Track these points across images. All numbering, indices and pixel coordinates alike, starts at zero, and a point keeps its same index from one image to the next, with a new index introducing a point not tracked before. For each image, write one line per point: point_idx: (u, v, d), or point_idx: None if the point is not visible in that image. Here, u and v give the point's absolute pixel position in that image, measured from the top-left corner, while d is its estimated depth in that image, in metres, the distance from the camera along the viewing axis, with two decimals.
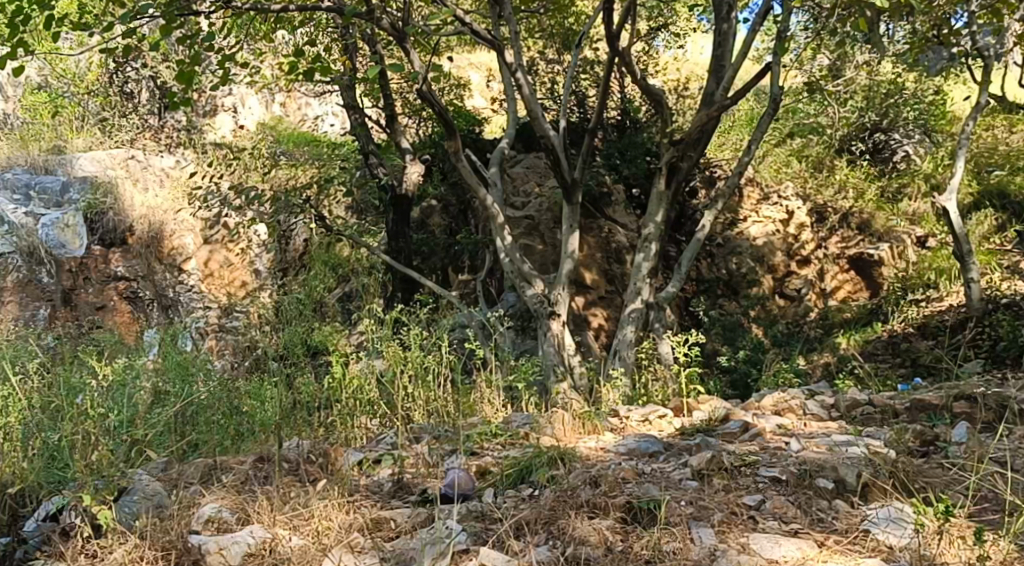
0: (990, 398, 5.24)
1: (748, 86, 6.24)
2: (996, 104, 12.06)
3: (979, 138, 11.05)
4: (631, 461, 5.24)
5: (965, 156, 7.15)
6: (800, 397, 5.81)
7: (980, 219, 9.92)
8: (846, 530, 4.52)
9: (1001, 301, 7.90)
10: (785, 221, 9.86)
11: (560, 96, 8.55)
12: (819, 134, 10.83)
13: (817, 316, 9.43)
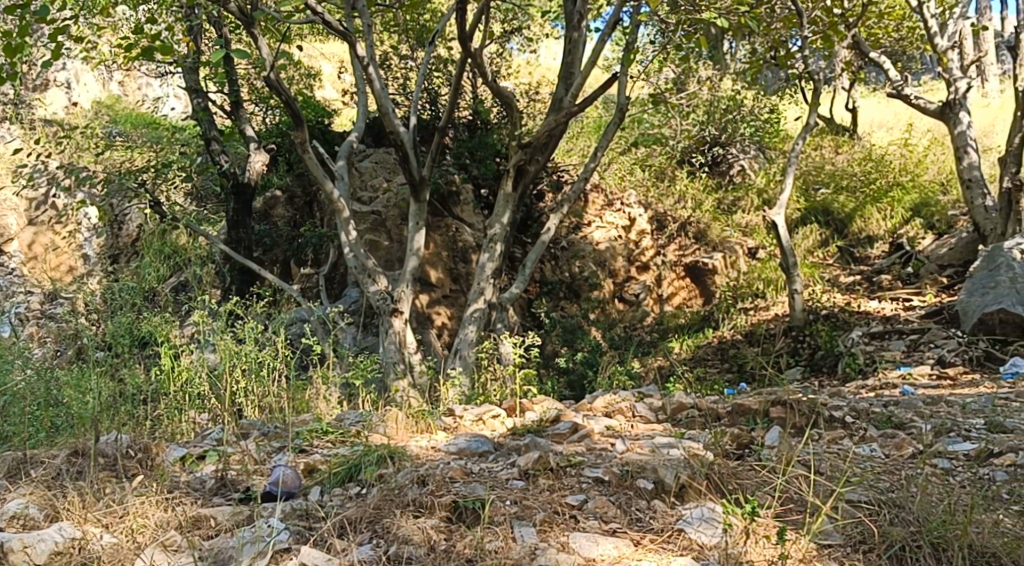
0: (802, 403, 5.52)
1: (595, 95, 6.31)
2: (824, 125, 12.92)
3: (809, 155, 11.43)
4: (460, 461, 5.21)
5: (794, 174, 7.08)
6: (630, 399, 5.92)
7: (806, 234, 10.38)
8: (661, 529, 4.65)
9: (820, 313, 8.01)
10: (626, 228, 9.94)
11: (411, 93, 8.49)
12: (662, 145, 11.34)
13: (652, 321, 9.57)
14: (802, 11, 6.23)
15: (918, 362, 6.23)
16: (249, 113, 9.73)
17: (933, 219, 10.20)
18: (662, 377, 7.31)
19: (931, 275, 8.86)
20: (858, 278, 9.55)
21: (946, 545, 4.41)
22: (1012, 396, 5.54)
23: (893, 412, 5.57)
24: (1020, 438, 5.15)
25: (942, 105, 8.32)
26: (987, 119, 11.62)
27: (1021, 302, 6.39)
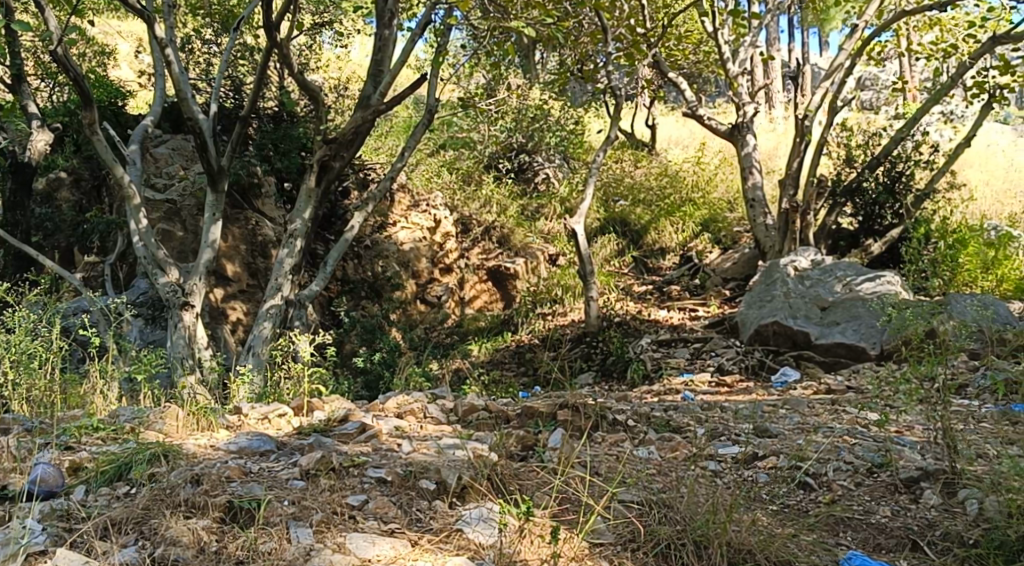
0: (589, 407, 5.68)
1: (403, 94, 6.35)
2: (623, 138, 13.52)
3: (609, 167, 11.76)
4: (239, 460, 5.02)
5: (594, 184, 6.82)
6: (422, 401, 5.91)
7: (604, 243, 10.64)
8: (440, 530, 4.63)
9: (613, 319, 7.88)
10: (432, 229, 9.94)
11: (214, 79, 8.22)
12: (469, 149, 11.46)
13: (453, 323, 9.70)
14: (606, 27, 6.45)
15: (697, 367, 6.37)
16: (33, 89, 9.24)
17: (719, 235, 10.67)
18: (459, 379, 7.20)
19: (716, 287, 9.32)
20: (650, 287, 9.84)
21: (708, 543, 4.61)
22: (778, 403, 5.87)
23: (672, 416, 5.80)
24: (783, 442, 5.46)
25: (731, 127, 8.42)
26: (769, 143, 12.28)
27: (791, 315, 6.70)
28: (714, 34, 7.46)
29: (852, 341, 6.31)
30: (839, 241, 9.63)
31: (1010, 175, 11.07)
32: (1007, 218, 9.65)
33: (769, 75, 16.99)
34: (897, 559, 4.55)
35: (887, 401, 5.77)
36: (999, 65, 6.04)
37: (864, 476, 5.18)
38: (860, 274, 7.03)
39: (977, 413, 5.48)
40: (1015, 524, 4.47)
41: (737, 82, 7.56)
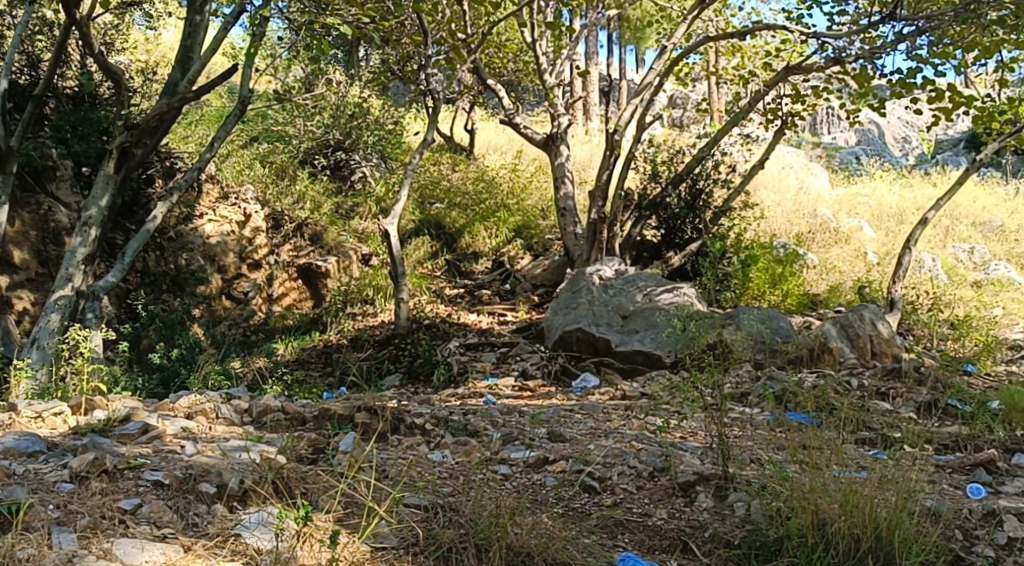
0: (386, 410, 5.66)
1: (211, 83, 6.13)
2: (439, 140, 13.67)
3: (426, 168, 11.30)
4: (2, 462, 4.76)
5: (410, 186, 6.69)
6: (215, 400, 5.79)
7: (419, 244, 9.96)
8: (216, 535, 4.45)
9: (423, 321, 7.62)
10: (240, 224, 9.76)
11: (4, 53, 7.83)
12: (284, 143, 11.28)
13: (260, 319, 9.35)
14: (427, 30, 6.46)
15: (501, 372, 6.49)
16: None
17: (531, 241, 10.35)
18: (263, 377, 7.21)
19: (525, 292, 8.71)
20: (462, 291, 9.09)
21: (488, 546, 4.64)
22: (575, 408, 6.01)
23: (470, 420, 5.84)
24: (574, 447, 5.59)
25: (546, 137, 8.15)
26: (582, 154, 12.42)
27: (594, 321, 6.76)
28: (533, 44, 7.52)
29: (650, 349, 6.43)
30: (641, 253, 8.94)
31: (799, 197, 10.93)
32: (793, 237, 9.59)
33: (585, 85, 17.17)
34: (667, 560, 4.77)
35: (674, 408, 5.99)
36: (793, 93, 6.40)
37: (646, 480, 5.40)
38: (658, 285, 7.21)
39: (755, 419, 5.77)
40: (774, 526, 4.75)
41: (553, 92, 7.69)
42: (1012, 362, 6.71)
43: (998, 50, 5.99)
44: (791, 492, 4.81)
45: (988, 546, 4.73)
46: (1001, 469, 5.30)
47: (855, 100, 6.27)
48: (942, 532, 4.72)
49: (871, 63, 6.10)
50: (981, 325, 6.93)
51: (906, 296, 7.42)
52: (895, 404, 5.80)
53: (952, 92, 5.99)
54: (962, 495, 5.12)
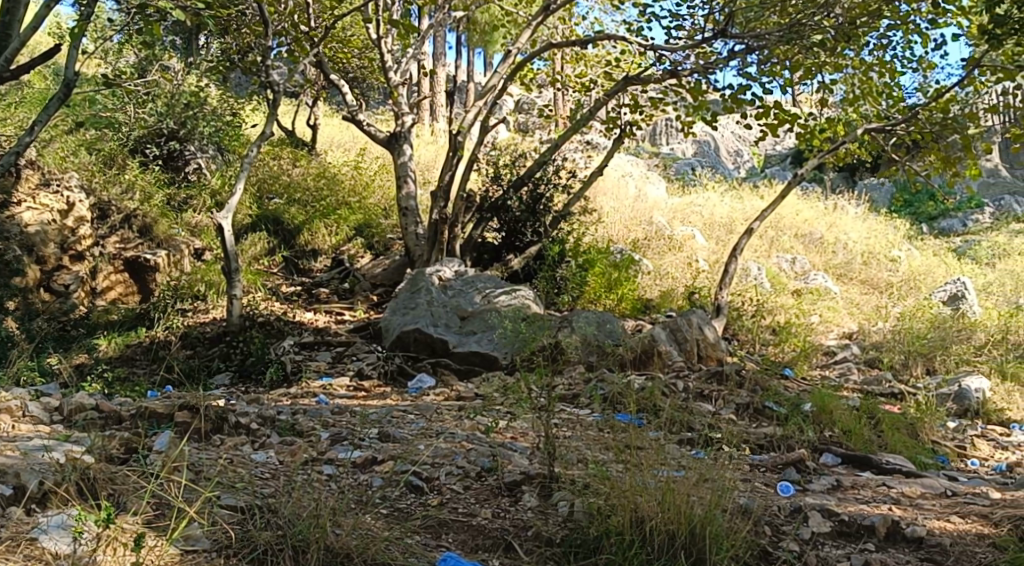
0: (210, 410, 5.50)
1: (31, 64, 5.68)
2: (280, 136, 13.31)
3: (265, 164, 11.02)
4: None
5: (246, 179, 6.60)
6: (22, 398, 5.48)
7: (254, 240, 9.43)
8: (9, 539, 4.15)
9: (258, 318, 7.40)
10: (63, 212, 9.06)
11: None
12: (114, 130, 10.76)
13: (82, 314, 8.64)
14: (268, 22, 6.31)
15: (336, 372, 6.44)
16: None
17: (372, 240, 10.11)
18: (80, 374, 6.84)
19: (363, 291, 8.59)
20: (299, 288, 8.91)
21: (305, 548, 4.47)
22: (408, 408, 5.98)
23: (298, 420, 5.73)
24: (403, 447, 5.53)
25: (389, 136, 8.09)
26: (427, 155, 12.25)
27: (433, 322, 6.75)
28: (377, 41, 7.65)
29: (487, 350, 6.49)
30: (483, 256, 8.45)
31: (636, 203, 10.65)
32: (628, 243, 9.36)
33: (432, 87, 17.07)
34: (489, 559, 4.74)
35: (505, 408, 6.05)
36: (632, 103, 6.54)
37: (473, 480, 5.40)
38: (497, 287, 7.26)
39: (584, 420, 5.84)
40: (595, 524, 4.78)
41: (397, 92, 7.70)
42: (827, 367, 7.03)
43: (820, 72, 6.33)
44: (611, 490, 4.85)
45: (794, 541, 4.91)
46: (810, 468, 5.57)
47: (690, 113, 6.47)
48: (752, 527, 4.86)
49: (704, 78, 6.31)
50: (799, 332, 7.23)
51: (733, 302, 7.64)
52: (717, 406, 6.03)
53: (778, 110, 6.27)
54: (773, 492, 5.32)
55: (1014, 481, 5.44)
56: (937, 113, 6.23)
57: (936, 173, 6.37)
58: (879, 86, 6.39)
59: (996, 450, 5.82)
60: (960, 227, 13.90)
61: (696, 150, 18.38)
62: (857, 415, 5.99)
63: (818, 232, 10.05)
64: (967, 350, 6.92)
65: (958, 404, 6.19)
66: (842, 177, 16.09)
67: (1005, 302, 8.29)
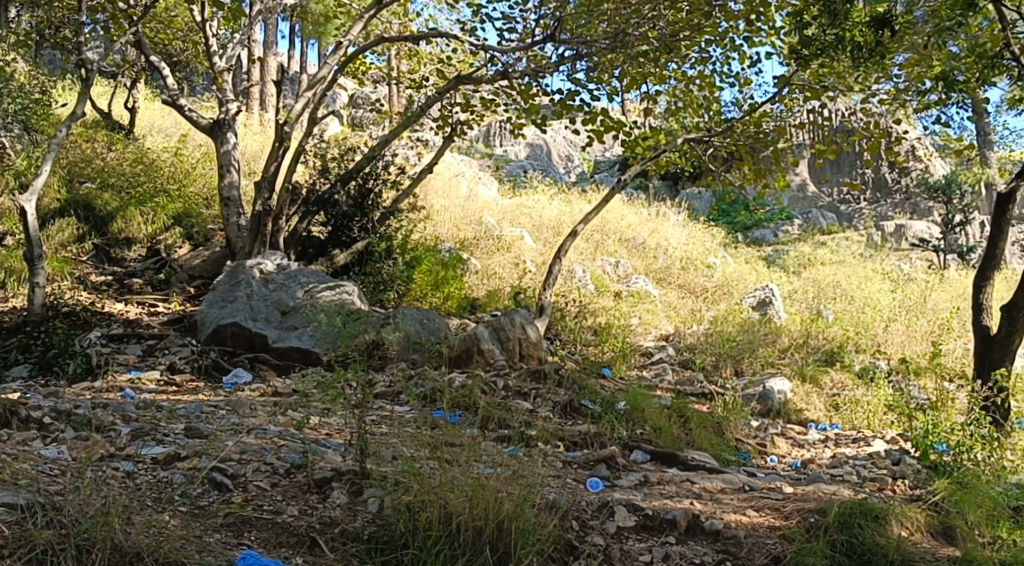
0: None
1: None
2: (94, 117, 12.57)
3: (78, 149, 10.44)
4: None
5: (53, 161, 6.40)
6: None
7: (61, 225, 8.89)
8: None
9: (61, 309, 7.03)
10: None
11: None
12: None
13: None
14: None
15: (146, 365, 6.23)
16: None
17: (192, 230, 9.82)
18: None
19: (179, 284, 8.34)
20: (110, 278, 8.47)
21: (89, 548, 4.04)
22: (219, 404, 5.81)
23: (96, 415, 5.44)
24: (210, 443, 5.32)
25: (212, 123, 7.88)
26: (252, 145, 11.92)
27: (251, 316, 6.58)
28: (202, 23, 7.60)
29: (307, 346, 6.41)
30: (306, 249, 8.29)
31: (466, 202, 10.69)
32: (456, 242, 9.36)
33: (261, 75, 16.63)
34: (291, 556, 4.54)
35: (317, 404, 5.96)
36: (463, 103, 6.60)
37: (281, 477, 5.20)
38: (320, 282, 7.16)
39: (400, 417, 5.79)
40: (403, 521, 4.66)
41: (221, 76, 7.70)
42: (643, 367, 7.29)
43: (644, 81, 6.53)
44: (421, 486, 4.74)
45: (599, 536, 4.98)
46: (620, 465, 5.71)
47: (520, 115, 6.54)
48: (559, 522, 4.90)
49: (534, 81, 6.39)
50: (619, 333, 7.45)
51: (557, 303, 7.78)
52: (536, 404, 6.12)
53: (604, 116, 6.41)
54: (582, 488, 5.39)
55: (806, 476, 5.76)
56: (751, 127, 6.57)
57: (748, 185, 6.65)
58: (698, 97, 6.64)
59: (794, 447, 6.19)
60: (772, 237, 14.64)
61: (530, 155, 18.78)
62: (667, 413, 6.20)
63: (641, 239, 10.42)
64: (772, 353, 7.38)
65: (762, 404, 6.54)
66: (666, 187, 16.77)
67: (809, 308, 8.82)
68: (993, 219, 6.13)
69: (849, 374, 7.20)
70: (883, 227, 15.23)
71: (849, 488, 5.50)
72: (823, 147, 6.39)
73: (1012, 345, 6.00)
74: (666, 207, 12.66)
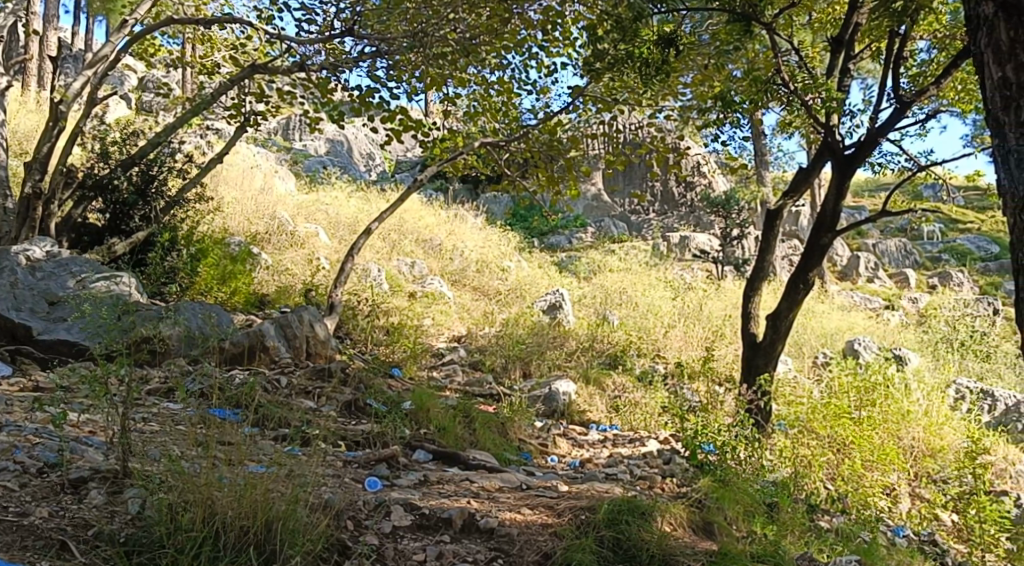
0: None
1: None
2: None
3: None
4: None
5: None
6: None
7: None
8: None
9: None
10: None
11: None
12: None
13: None
14: None
15: None
16: None
17: None
18: None
19: None
20: None
21: None
22: None
23: None
24: None
25: None
26: (24, 125, 11.17)
27: (13, 307, 6.16)
28: None
29: (76, 338, 6.10)
30: (81, 237, 7.82)
31: (259, 196, 10.44)
32: (246, 236, 9.10)
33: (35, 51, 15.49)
34: (35, 561, 4.18)
35: (74, 399, 5.65)
36: (257, 93, 6.53)
37: (32, 477, 4.81)
38: (95, 272, 6.82)
39: (173, 415, 5.54)
40: (163, 522, 4.35)
41: None
42: (434, 368, 7.36)
43: (446, 83, 6.58)
44: (185, 485, 4.46)
45: (373, 535, 4.87)
46: (400, 464, 5.67)
47: (316, 108, 6.49)
48: (331, 522, 4.73)
49: (332, 74, 6.35)
50: (411, 334, 7.47)
51: (348, 302, 7.72)
52: (318, 403, 6.03)
53: (403, 115, 6.41)
54: (360, 488, 5.27)
55: (582, 475, 5.93)
56: (546, 135, 6.93)
57: (543, 190, 7.14)
58: (496, 102, 6.87)
59: (574, 447, 6.41)
60: (565, 245, 15.34)
61: (328, 150, 18.68)
62: (452, 413, 6.25)
63: (438, 240, 10.51)
64: (559, 355, 7.65)
65: (547, 405, 6.75)
66: (466, 189, 17.37)
67: (595, 313, 9.10)
68: (765, 230, 6.55)
69: (630, 377, 7.50)
70: (669, 238, 15.76)
71: (620, 486, 5.69)
72: (613, 159, 6.55)
73: (775, 351, 6.57)
74: (463, 210, 12.79)
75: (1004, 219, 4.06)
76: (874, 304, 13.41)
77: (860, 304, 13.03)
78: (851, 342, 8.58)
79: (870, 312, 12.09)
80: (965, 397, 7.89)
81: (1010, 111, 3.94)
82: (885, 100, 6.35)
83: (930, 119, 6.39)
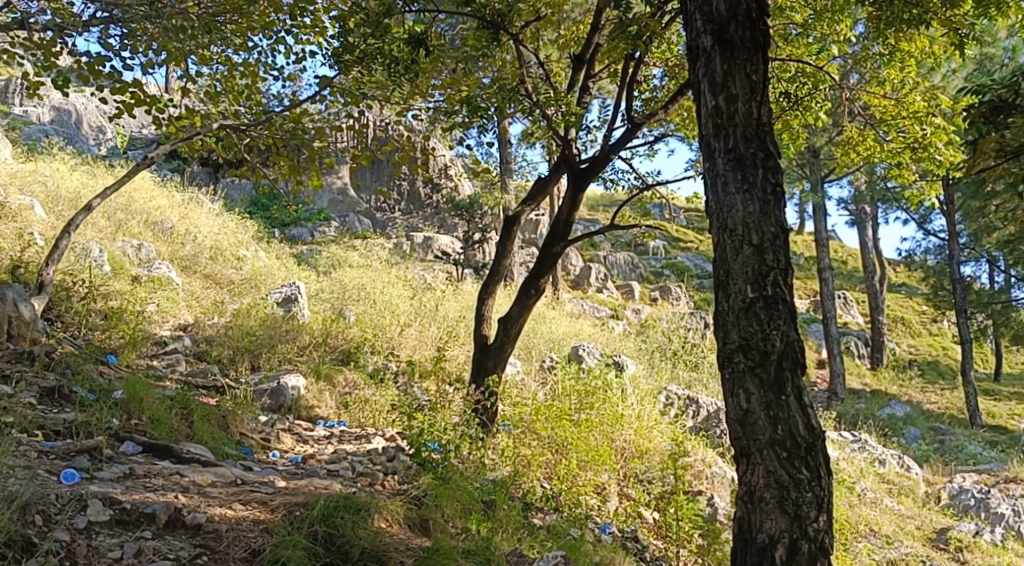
0: None
1: None
2: None
3: None
4: None
5: None
6: None
7: None
8: None
9: None
10: None
11: None
12: None
13: None
14: None
15: None
16: None
17: None
18: None
19: None
20: None
21: None
22: None
23: None
24: None
25: None
26: None
27: None
28: None
29: None
30: None
31: None
32: None
33: None
34: None
35: None
36: None
37: None
38: None
39: None
40: None
41: None
42: (155, 358, 7.08)
43: (188, 60, 6.36)
44: None
45: (63, 530, 4.47)
46: (105, 457, 5.26)
47: (37, 70, 5.98)
48: (15, 514, 4.33)
49: (56, 37, 5.88)
50: (130, 320, 7.09)
51: (62, 282, 7.21)
52: (14, 388, 5.59)
53: (135, 88, 5.99)
54: (54, 481, 4.80)
55: (302, 471, 5.83)
56: (289, 123, 6.81)
57: (285, 179, 6.97)
58: (240, 86, 6.71)
59: (297, 443, 6.37)
60: (308, 237, 15.37)
61: (54, 119, 17.65)
62: (167, 405, 5.98)
63: (169, 224, 10.07)
64: (290, 349, 7.56)
65: (273, 400, 6.70)
66: (204, 171, 16.82)
67: (331, 308, 9.05)
68: (503, 237, 6.76)
69: (361, 373, 7.54)
70: (413, 238, 16.20)
71: (340, 482, 5.60)
72: (357, 152, 6.52)
73: (503, 354, 6.84)
74: (198, 193, 12.47)
75: (709, 237, 4.85)
76: (603, 312, 14.28)
77: (588, 312, 13.87)
78: (576, 348, 9.02)
79: (596, 320, 12.87)
80: (673, 404, 8.53)
81: (721, 137, 4.76)
82: (619, 121, 6.77)
83: (658, 141, 6.88)
